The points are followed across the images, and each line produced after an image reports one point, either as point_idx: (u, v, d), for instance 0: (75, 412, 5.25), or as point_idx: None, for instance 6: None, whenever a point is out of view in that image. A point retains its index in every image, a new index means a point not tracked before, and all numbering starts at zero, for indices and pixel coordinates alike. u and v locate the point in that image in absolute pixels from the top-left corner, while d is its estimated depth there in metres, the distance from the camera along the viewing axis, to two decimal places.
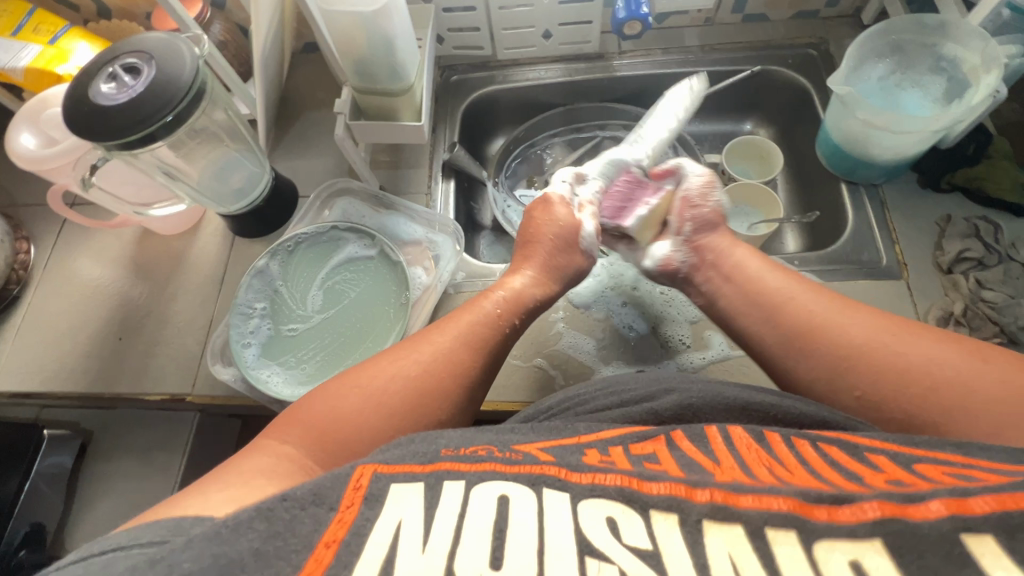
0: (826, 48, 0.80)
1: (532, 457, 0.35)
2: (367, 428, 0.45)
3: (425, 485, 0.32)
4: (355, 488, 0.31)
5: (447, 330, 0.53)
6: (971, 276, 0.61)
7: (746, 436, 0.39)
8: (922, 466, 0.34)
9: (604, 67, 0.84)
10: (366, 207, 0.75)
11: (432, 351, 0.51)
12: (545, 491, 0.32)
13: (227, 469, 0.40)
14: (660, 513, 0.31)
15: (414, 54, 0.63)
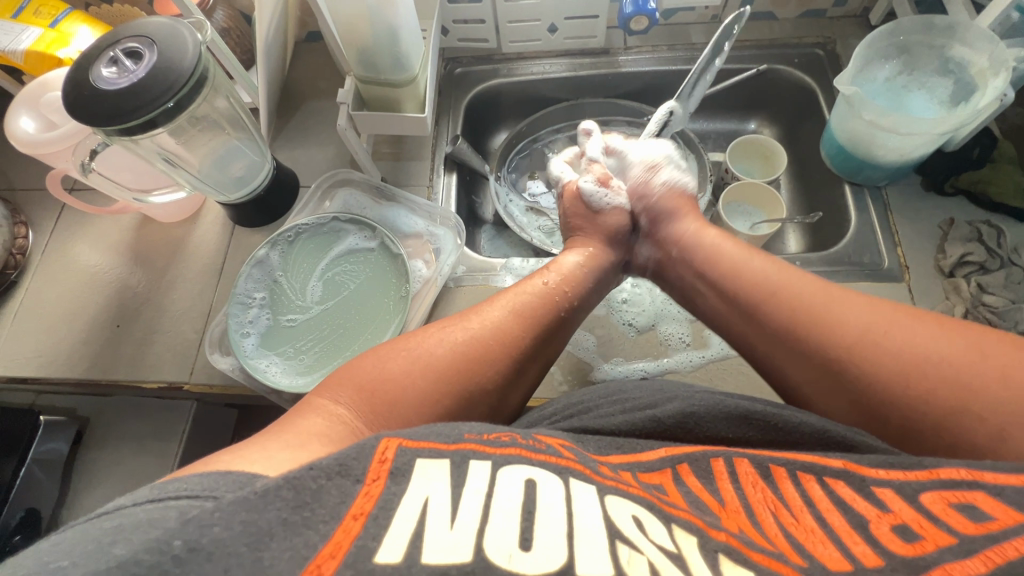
0: (833, 48, 0.80)
1: (555, 450, 0.36)
2: (417, 389, 0.45)
3: (451, 462, 0.32)
4: (380, 462, 0.31)
5: (501, 305, 0.54)
6: (972, 280, 0.61)
7: (751, 471, 0.39)
8: (927, 497, 0.35)
9: (609, 62, 0.83)
10: (367, 199, 0.75)
11: (482, 321, 0.52)
12: (572, 480, 0.33)
13: (282, 427, 0.40)
14: (682, 529, 0.31)
15: (418, 45, 0.62)
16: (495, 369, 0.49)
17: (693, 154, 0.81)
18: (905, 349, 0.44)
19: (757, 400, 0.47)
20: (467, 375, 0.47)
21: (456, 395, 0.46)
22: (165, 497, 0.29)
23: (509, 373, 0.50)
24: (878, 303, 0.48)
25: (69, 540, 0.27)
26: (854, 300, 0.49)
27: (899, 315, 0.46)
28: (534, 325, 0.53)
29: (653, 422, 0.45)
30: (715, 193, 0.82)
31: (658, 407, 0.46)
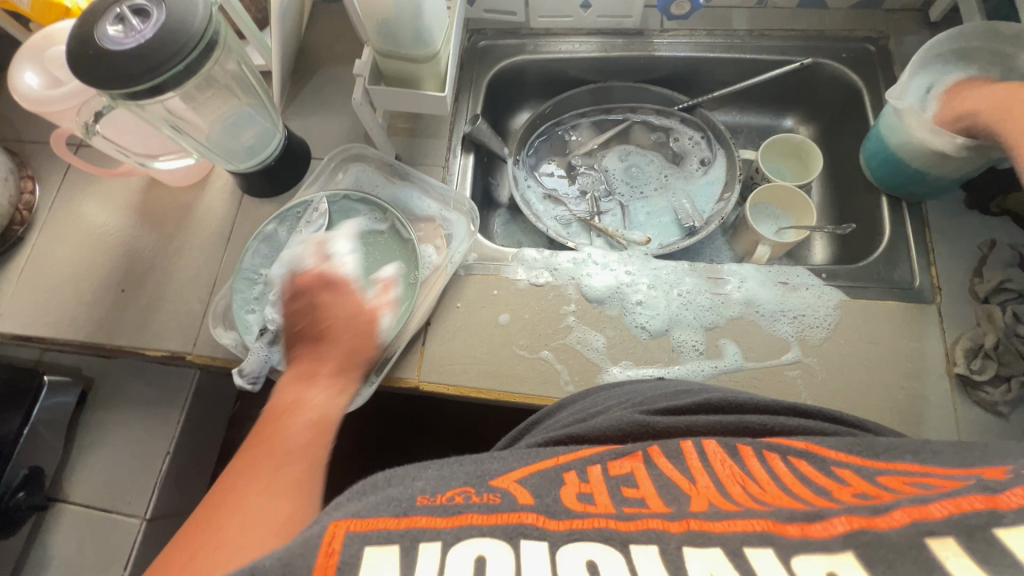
0: (884, 44, 0.74)
1: (511, 498, 0.34)
2: None
3: (400, 548, 0.29)
4: (328, 555, 0.28)
5: (263, 492, 0.43)
6: (1008, 308, 0.57)
7: (719, 449, 0.41)
8: (885, 478, 0.36)
9: (643, 44, 0.79)
10: (379, 176, 0.72)
11: (241, 504, 0.42)
12: (522, 542, 0.30)
13: None
14: (639, 545, 0.31)
15: (442, 19, 0.58)
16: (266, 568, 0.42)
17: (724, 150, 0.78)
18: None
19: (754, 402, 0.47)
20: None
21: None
22: None
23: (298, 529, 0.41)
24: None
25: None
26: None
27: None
28: (310, 484, 0.45)
29: (635, 420, 0.45)
30: (742, 192, 0.79)
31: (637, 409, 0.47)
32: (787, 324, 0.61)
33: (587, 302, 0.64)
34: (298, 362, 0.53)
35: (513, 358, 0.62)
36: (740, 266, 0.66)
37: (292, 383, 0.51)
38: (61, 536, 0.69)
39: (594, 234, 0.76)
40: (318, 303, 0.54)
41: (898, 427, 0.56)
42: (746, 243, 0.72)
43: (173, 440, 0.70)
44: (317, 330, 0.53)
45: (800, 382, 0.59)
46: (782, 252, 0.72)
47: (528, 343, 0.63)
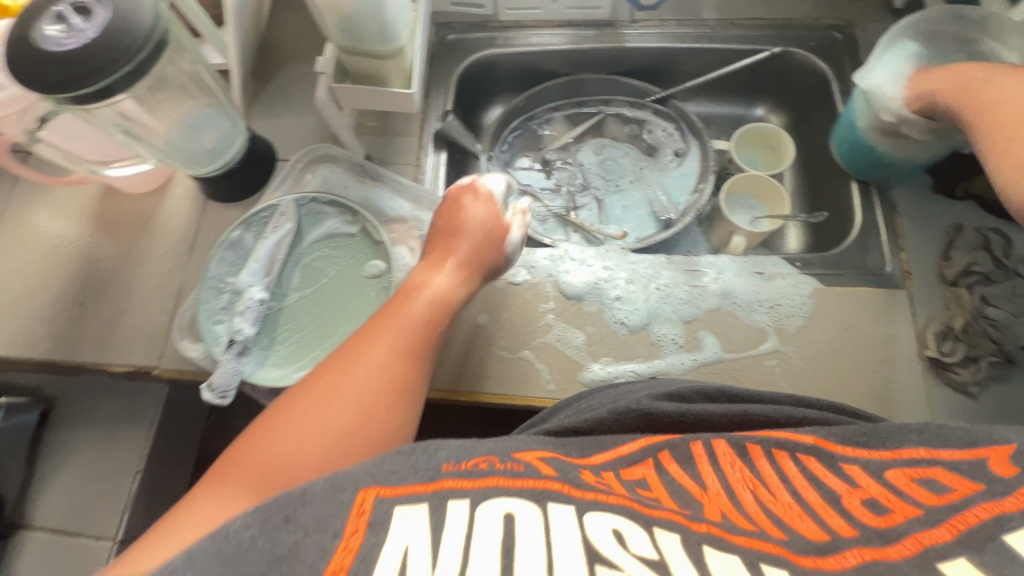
0: (851, 32, 0.74)
1: (533, 469, 0.37)
2: (315, 456, 0.42)
3: (429, 506, 0.32)
4: (359, 514, 0.31)
5: (385, 353, 0.48)
6: (976, 291, 0.59)
7: (729, 451, 0.41)
8: (892, 472, 0.38)
9: (613, 36, 0.78)
10: (348, 176, 0.69)
11: (366, 365, 0.47)
12: (549, 505, 0.33)
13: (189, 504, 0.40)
14: (662, 530, 0.32)
15: (406, 13, 0.56)
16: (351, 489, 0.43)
17: (695, 141, 0.78)
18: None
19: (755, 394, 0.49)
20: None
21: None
22: None
23: (412, 405, 0.47)
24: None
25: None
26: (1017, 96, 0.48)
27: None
28: (422, 359, 0.50)
29: (641, 411, 0.46)
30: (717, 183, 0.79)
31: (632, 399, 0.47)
32: (764, 314, 0.62)
33: (566, 300, 0.64)
34: (432, 252, 0.58)
35: (493, 359, 0.62)
36: (717, 257, 0.65)
37: (420, 270, 0.57)
38: (27, 563, 0.66)
39: (571, 229, 0.75)
40: (460, 205, 0.60)
41: (874, 411, 0.56)
42: (723, 233, 0.73)
43: (143, 457, 0.67)
44: (449, 230, 0.59)
45: (778, 371, 0.59)
46: (758, 241, 0.72)
47: (507, 343, 0.62)
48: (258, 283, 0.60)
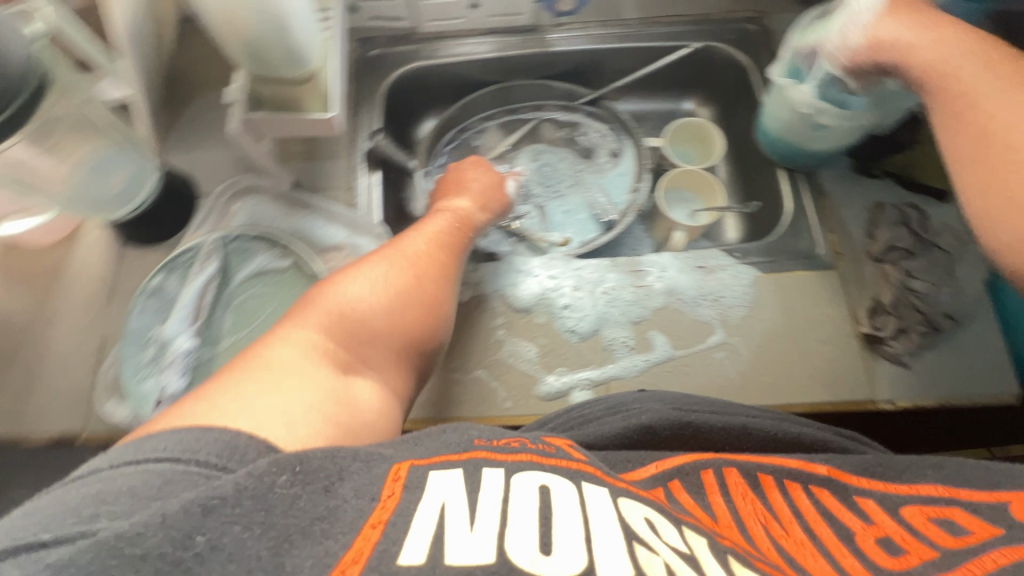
0: (765, 24, 0.77)
1: (565, 452, 0.39)
2: (378, 322, 0.51)
3: (463, 471, 0.34)
4: (394, 479, 0.32)
5: (425, 249, 0.59)
6: (900, 266, 0.62)
7: (743, 482, 0.42)
8: (907, 511, 0.40)
9: (539, 41, 0.77)
10: (277, 208, 0.66)
11: (409, 255, 0.57)
12: (583, 484, 0.35)
13: (255, 358, 0.45)
14: (692, 533, 0.35)
15: (317, 37, 0.54)
16: (392, 369, 0.50)
17: (629, 140, 0.79)
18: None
19: (755, 412, 0.50)
20: (355, 427, 0.43)
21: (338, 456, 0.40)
22: (161, 455, 0.33)
23: (450, 291, 0.57)
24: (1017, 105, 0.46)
25: (58, 502, 0.31)
26: (999, 102, 0.47)
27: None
28: (454, 258, 0.61)
29: (643, 426, 0.47)
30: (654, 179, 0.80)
31: (642, 414, 0.48)
32: (709, 307, 0.63)
33: (515, 313, 0.63)
34: (448, 189, 0.70)
35: (446, 382, 0.60)
36: (659, 256, 0.66)
37: (442, 202, 0.68)
38: None
39: (515, 239, 0.75)
40: (469, 162, 0.73)
41: (819, 392, 0.58)
42: (663, 229, 0.74)
43: None
44: (451, 186, 0.70)
45: (727, 362, 0.60)
46: (698, 234, 0.74)
47: (459, 364, 0.61)
48: (186, 331, 0.56)
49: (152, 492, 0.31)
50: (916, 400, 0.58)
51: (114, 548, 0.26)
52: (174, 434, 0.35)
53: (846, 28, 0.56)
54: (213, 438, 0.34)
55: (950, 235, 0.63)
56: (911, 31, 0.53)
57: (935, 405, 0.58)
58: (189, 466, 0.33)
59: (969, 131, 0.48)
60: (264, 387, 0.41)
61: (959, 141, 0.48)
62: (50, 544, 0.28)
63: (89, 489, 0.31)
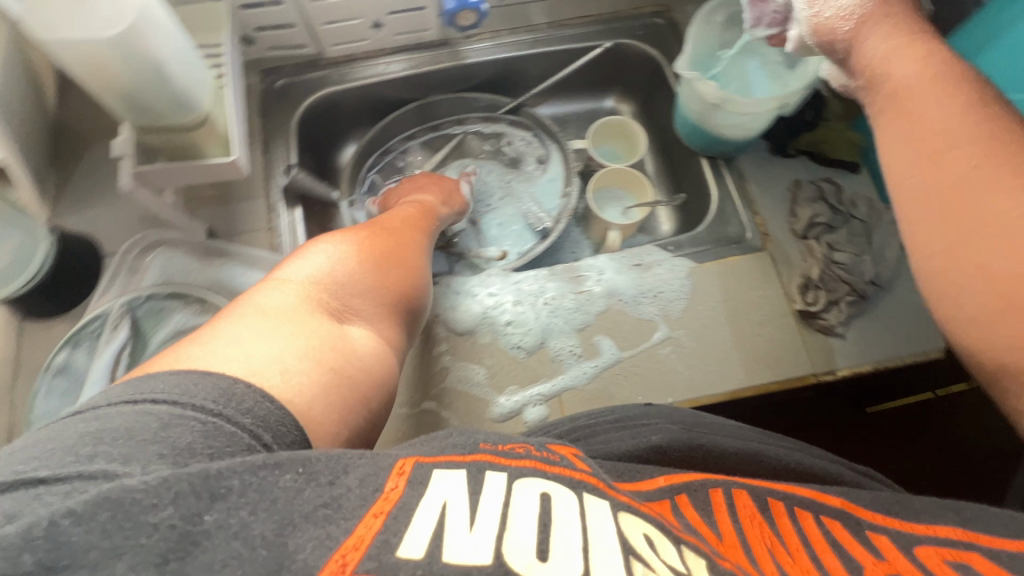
0: (671, 16, 0.78)
1: (569, 462, 0.33)
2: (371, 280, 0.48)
3: (467, 472, 0.29)
4: (399, 474, 0.28)
5: (402, 223, 0.59)
6: (822, 240, 0.64)
7: (750, 505, 0.38)
8: (924, 551, 0.35)
9: (451, 54, 0.76)
10: (192, 260, 0.62)
11: (388, 226, 0.57)
12: (586, 495, 0.29)
13: (244, 309, 0.40)
14: (690, 553, 0.30)
15: (205, 79, 0.50)
16: (386, 324, 0.48)
17: (554, 144, 0.78)
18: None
19: (761, 436, 0.48)
20: (350, 372, 0.40)
21: (335, 402, 0.37)
22: (159, 397, 0.29)
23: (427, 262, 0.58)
24: (983, 149, 0.36)
25: (57, 437, 0.27)
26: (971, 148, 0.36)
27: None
28: (428, 234, 0.62)
29: (655, 445, 0.43)
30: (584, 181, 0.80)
31: (664, 432, 0.45)
32: (650, 304, 0.63)
33: (458, 336, 0.62)
34: (412, 182, 0.71)
35: (394, 420, 0.58)
36: (596, 258, 0.66)
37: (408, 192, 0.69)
38: None
39: (453, 258, 0.73)
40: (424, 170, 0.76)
41: (763, 373, 0.60)
42: (599, 230, 0.74)
43: None
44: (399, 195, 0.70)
45: (673, 357, 0.61)
46: (633, 231, 0.74)
47: (406, 398, 0.59)
48: None
49: (150, 435, 0.28)
50: (854, 366, 0.60)
51: (124, 500, 0.23)
52: (173, 376, 0.31)
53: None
54: (211, 384, 0.31)
55: (865, 205, 0.66)
56: (875, 48, 0.44)
57: (872, 369, 0.60)
58: (187, 410, 0.29)
59: (930, 176, 0.38)
60: (264, 332, 0.38)
61: (914, 180, 0.39)
62: (52, 481, 0.25)
63: (88, 427, 0.28)
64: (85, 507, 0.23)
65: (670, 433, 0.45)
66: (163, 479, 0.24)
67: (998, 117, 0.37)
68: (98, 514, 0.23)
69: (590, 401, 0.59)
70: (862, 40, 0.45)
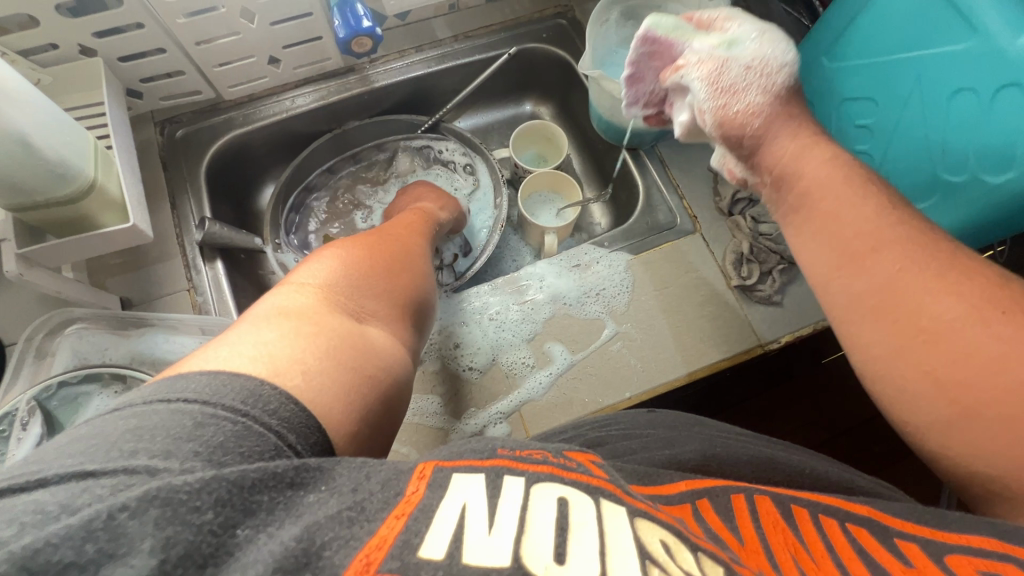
0: (573, 16, 0.78)
1: (586, 468, 0.28)
2: (383, 283, 0.47)
3: (487, 476, 0.25)
4: (419, 478, 0.24)
5: (407, 229, 0.58)
6: (748, 215, 0.66)
7: (773, 512, 0.35)
8: (955, 560, 0.31)
9: (359, 79, 0.74)
10: (105, 335, 0.57)
11: (392, 231, 0.56)
12: (603, 502, 0.25)
13: (259, 311, 0.38)
14: (709, 561, 0.26)
15: (84, 146, 0.47)
16: (401, 329, 0.45)
17: (479, 155, 0.78)
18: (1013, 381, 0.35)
19: (773, 448, 0.46)
20: (371, 373, 0.37)
21: (357, 407, 0.34)
22: (191, 394, 0.27)
23: (430, 265, 0.56)
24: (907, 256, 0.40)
25: (100, 432, 0.25)
26: (894, 252, 0.40)
27: (949, 282, 0.38)
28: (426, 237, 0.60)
29: (667, 464, 0.41)
30: (515, 188, 0.80)
31: (697, 445, 0.43)
32: (595, 303, 0.63)
33: None
34: (410, 195, 0.71)
35: None
36: (535, 266, 0.66)
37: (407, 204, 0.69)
38: None
39: None
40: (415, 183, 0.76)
41: (712, 353, 0.61)
42: (536, 236, 0.73)
43: None
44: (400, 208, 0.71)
45: (625, 351, 0.61)
46: (570, 232, 0.75)
47: None
48: None
49: (185, 433, 0.25)
50: (794, 331, 0.62)
51: (173, 498, 0.22)
52: (203, 374, 0.29)
53: (703, 58, 0.50)
54: (239, 384, 0.29)
55: None
56: (787, 145, 0.48)
57: (812, 330, 0.62)
58: (219, 409, 0.27)
59: (863, 282, 0.41)
60: (282, 332, 0.35)
61: (842, 283, 0.42)
62: (100, 473, 0.23)
63: (126, 424, 0.26)
64: (138, 501, 0.22)
65: (705, 445, 0.43)
66: (210, 477, 0.23)
67: (911, 221, 0.41)
68: (150, 509, 0.21)
69: (549, 411, 0.58)
70: (770, 138, 0.49)
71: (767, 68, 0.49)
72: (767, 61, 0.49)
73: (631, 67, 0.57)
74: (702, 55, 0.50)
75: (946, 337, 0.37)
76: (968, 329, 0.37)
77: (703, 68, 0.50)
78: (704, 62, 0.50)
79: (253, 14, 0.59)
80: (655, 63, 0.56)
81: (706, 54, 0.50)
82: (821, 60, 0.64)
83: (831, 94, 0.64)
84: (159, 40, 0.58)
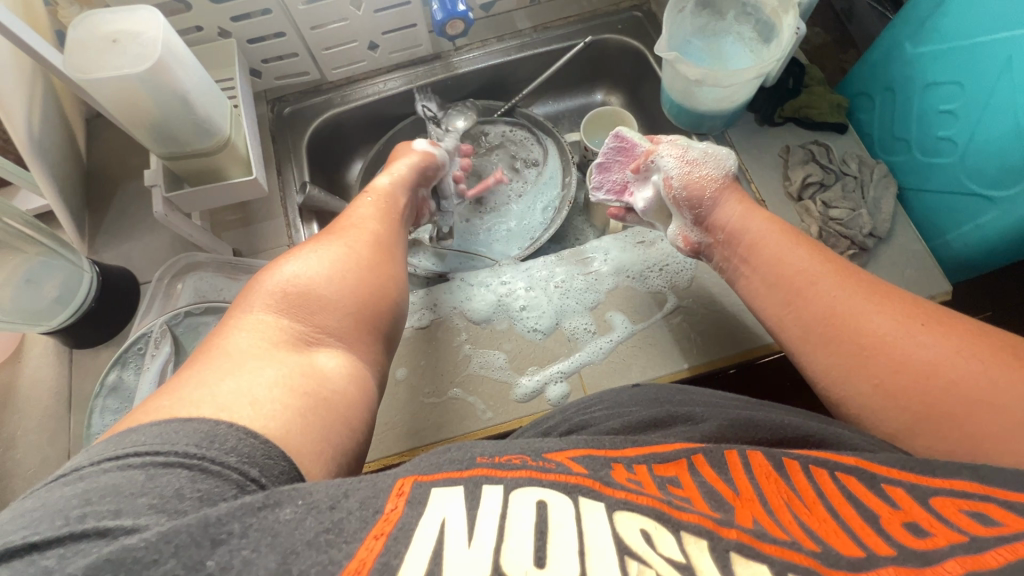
0: (648, 8, 0.82)
1: (565, 467, 0.34)
2: (342, 295, 0.47)
3: (465, 489, 0.30)
4: (398, 495, 0.29)
5: (373, 219, 0.58)
6: (817, 199, 0.66)
7: (764, 463, 0.37)
8: (939, 500, 0.34)
9: (444, 66, 0.80)
10: (222, 278, 0.65)
11: (357, 224, 0.56)
12: (580, 499, 0.30)
13: (213, 348, 0.40)
14: (691, 535, 0.29)
15: (224, 108, 0.55)
16: (360, 338, 0.47)
17: (550, 138, 0.82)
18: (975, 364, 0.40)
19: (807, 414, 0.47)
20: (325, 394, 0.39)
21: (315, 424, 0.37)
22: (138, 448, 0.30)
23: (400, 261, 0.56)
24: (841, 283, 0.49)
25: (43, 502, 0.27)
26: (825, 282, 0.49)
27: (892, 290, 0.47)
28: (393, 224, 0.60)
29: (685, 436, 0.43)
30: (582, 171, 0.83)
31: (700, 423, 0.45)
32: (657, 277, 0.66)
33: (476, 325, 0.65)
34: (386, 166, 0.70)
35: (422, 408, 0.60)
36: (600, 240, 0.69)
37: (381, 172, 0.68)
38: None
39: (418, 253, 0.77)
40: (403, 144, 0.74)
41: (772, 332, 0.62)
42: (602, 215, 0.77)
43: None
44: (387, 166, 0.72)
45: (685, 324, 0.63)
46: None
47: (433, 389, 0.61)
48: None
49: (136, 488, 0.28)
50: None
51: (126, 558, 0.25)
52: (153, 426, 0.31)
53: (670, 144, 0.65)
54: (191, 428, 0.31)
55: (856, 162, 0.68)
56: (733, 211, 0.59)
57: None
58: (170, 457, 0.30)
59: (821, 301, 0.49)
60: (234, 371, 0.37)
61: (806, 306, 0.50)
62: (43, 546, 0.25)
63: (74, 489, 0.28)
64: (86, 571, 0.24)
65: (707, 424, 0.44)
66: (163, 531, 0.26)
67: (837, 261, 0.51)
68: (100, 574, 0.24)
69: (608, 375, 0.61)
70: (722, 204, 0.60)
71: (718, 156, 0.63)
72: (714, 152, 0.63)
73: (601, 157, 0.69)
74: (664, 146, 0.65)
75: (892, 339, 0.44)
76: (928, 325, 0.44)
77: (670, 152, 0.64)
78: (671, 146, 0.64)
79: (360, 3, 0.67)
80: (621, 157, 0.69)
81: (671, 143, 0.64)
82: (905, 48, 0.64)
83: (913, 85, 0.63)
84: (282, 25, 0.66)
